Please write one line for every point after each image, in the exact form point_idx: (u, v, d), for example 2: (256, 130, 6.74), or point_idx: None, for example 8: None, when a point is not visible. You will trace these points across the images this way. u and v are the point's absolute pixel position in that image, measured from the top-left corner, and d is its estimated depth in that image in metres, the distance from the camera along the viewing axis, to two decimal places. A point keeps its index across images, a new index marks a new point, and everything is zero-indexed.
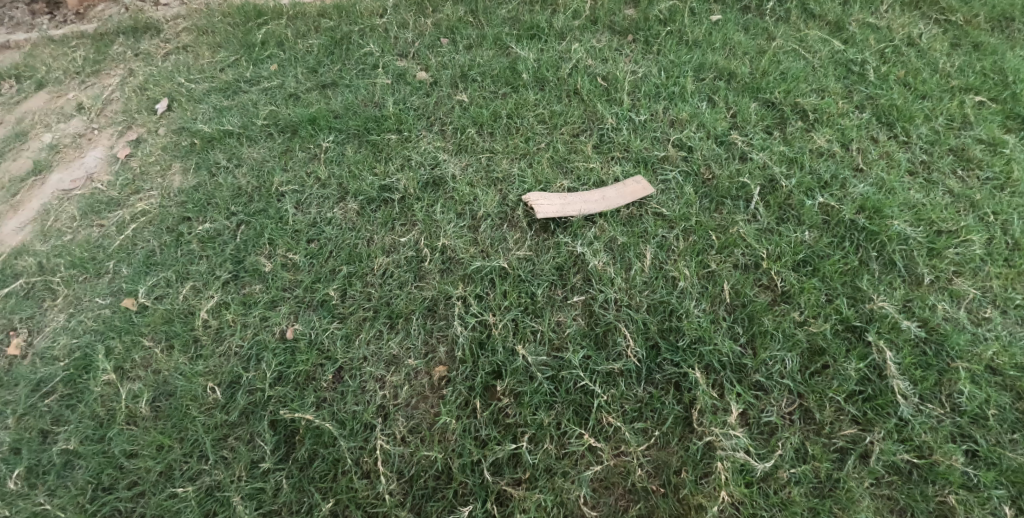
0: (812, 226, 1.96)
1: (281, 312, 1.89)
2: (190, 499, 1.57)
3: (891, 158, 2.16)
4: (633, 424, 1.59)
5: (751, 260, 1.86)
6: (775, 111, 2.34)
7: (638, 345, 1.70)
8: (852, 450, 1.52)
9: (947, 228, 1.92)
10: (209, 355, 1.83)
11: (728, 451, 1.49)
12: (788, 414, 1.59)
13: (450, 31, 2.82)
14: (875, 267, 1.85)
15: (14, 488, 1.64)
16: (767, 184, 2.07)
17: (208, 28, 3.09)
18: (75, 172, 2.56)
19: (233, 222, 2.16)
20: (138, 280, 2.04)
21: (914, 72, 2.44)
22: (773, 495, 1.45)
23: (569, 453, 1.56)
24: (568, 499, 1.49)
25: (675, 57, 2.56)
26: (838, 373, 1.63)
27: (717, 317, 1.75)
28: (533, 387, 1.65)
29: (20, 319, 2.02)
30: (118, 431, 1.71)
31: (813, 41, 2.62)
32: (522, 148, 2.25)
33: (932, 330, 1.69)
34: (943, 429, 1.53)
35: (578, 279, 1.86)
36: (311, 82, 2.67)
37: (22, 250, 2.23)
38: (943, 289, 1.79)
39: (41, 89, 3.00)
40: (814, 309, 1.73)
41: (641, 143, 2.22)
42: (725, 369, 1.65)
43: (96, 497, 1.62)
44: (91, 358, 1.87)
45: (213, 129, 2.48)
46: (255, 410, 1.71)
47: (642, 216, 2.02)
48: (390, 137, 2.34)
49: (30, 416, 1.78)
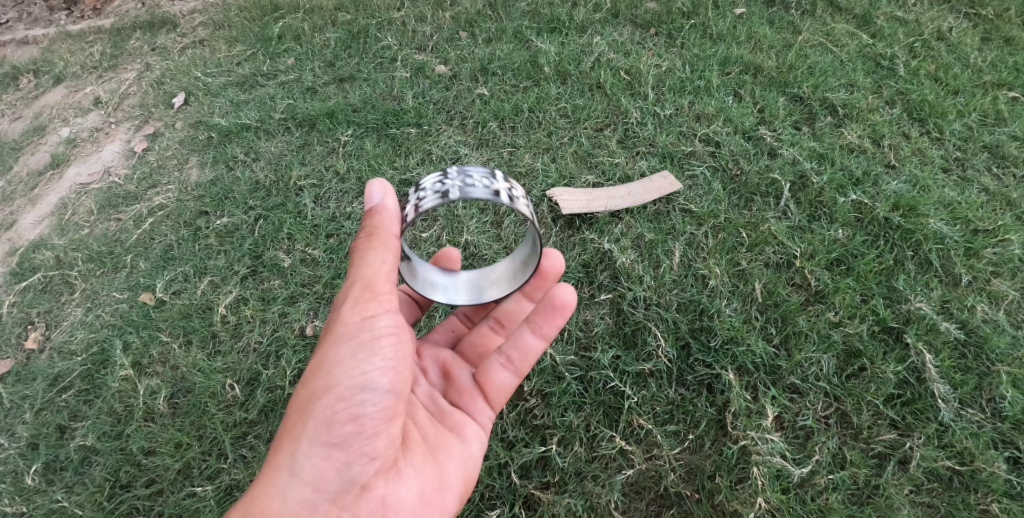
0: (845, 224, 1.89)
1: (301, 308, 1.86)
2: (209, 498, 1.55)
3: (924, 155, 2.08)
4: (665, 427, 1.54)
5: (783, 259, 1.80)
6: (803, 106, 2.27)
7: (668, 346, 1.65)
8: (891, 456, 1.46)
9: (984, 227, 1.85)
10: (228, 351, 1.80)
11: (765, 456, 1.42)
12: (824, 417, 1.54)
13: (468, 24, 2.76)
14: (911, 267, 1.77)
15: (33, 484, 1.64)
16: (797, 181, 2.01)
17: (225, 22, 3.06)
18: (93, 166, 2.56)
19: (252, 216, 2.13)
20: (156, 275, 2.03)
21: (944, 67, 2.35)
22: (811, 502, 1.40)
23: (599, 456, 1.52)
24: (598, 503, 1.45)
25: (699, 51, 2.49)
26: (876, 376, 1.56)
27: (749, 317, 1.69)
28: (561, 388, 1.61)
29: (38, 313, 2.02)
30: (136, 428, 1.69)
31: (840, 35, 2.54)
32: (544, 143, 2.21)
33: (971, 332, 1.62)
34: (985, 435, 1.47)
35: (605, 277, 1.82)
36: (328, 76, 2.63)
37: (40, 244, 2.23)
38: (981, 291, 1.73)
39: (59, 83, 2.99)
40: (850, 310, 1.67)
41: (666, 138, 2.17)
42: (758, 370, 1.60)
43: (114, 494, 1.61)
44: (108, 353, 1.85)
45: (231, 122, 2.45)
46: (274, 408, 1.69)
47: (669, 213, 1.97)
48: (410, 131, 2.31)
49: (48, 411, 1.77)
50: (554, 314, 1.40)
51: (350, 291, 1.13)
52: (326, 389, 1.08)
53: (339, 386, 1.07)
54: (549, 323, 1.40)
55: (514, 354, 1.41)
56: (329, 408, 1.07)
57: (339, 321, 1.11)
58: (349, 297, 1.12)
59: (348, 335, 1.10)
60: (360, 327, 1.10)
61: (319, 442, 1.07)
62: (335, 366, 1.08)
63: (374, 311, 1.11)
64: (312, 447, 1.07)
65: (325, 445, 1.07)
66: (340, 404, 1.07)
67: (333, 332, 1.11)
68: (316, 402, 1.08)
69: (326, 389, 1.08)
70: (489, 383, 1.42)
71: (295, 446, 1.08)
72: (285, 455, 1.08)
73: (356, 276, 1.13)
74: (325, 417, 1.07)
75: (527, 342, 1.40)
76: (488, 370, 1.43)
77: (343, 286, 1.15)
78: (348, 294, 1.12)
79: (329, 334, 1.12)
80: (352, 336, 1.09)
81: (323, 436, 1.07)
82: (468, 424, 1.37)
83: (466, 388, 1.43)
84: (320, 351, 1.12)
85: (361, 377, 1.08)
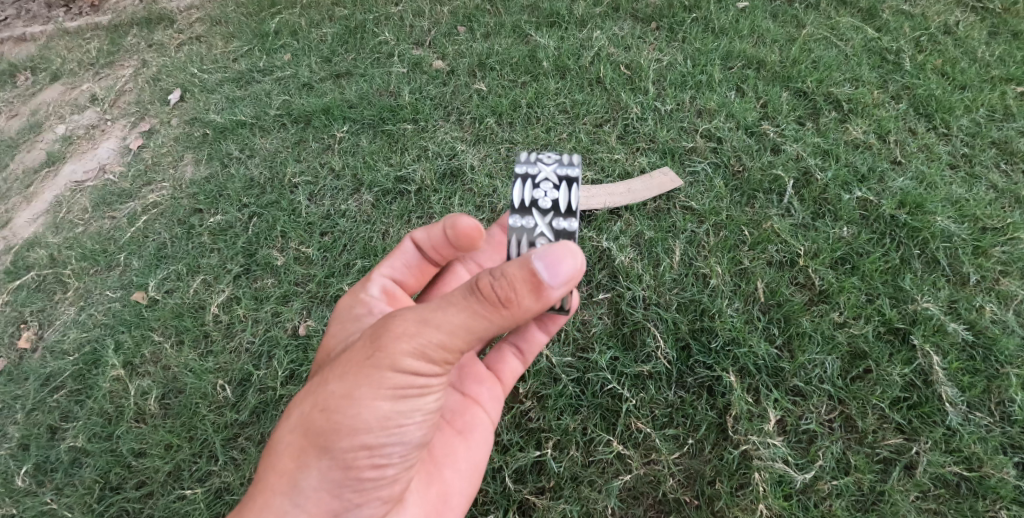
0: (849, 221, 1.84)
1: (294, 307, 1.83)
2: (199, 502, 1.52)
3: (931, 151, 2.03)
4: (664, 430, 1.51)
5: (786, 257, 1.76)
6: (807, 101, 2.22)
7: (668, 347, 1.61)
8: (896, 461, 1.43)
9: (992, 225, 1.80)
10: (220, 351, 1.77)
11: (766, 461, 1.39)
12: (828, 421, 1.50)
13: (467, 19, 2.72)
14: (918, 266, 1.73)
15: (23, 486, 1.62)
16: (801, 177, 1.96)
17: (222, 17, 3.03)
18: (89, 163, 2.53)
19: (246, 214, 2.11)
20: (149, 274, 2.00)
21: (951, 62, 2.30)
22: (813, 509, 1.36)
23: (596, 460, 1.49)
24: (595, 509, 1.42)
25: (701, 45, 2.44)
26: (882, 378, 1.52)
27: (751, 318, 1.65)
28: (557, 390, 1.58)
29: (30, 312, 2.00)
30: (127, 429, 1.67)
31: (845, 29, 2.49)
32: (543, 139, 2.17)
33: (979, 333, 1.58)
34: (993, 440, 1.43)
35: (604, 276, 1.78)
36: (324, 71, 2.60)
37: (34, 242, 2.20)
38: (990, 290, 1.68)
39: (55, 80, 2.97)
40: (855, 310, 1.63)
41: (667, 134, 2.13)
42: (760, 372, 1.56)
43: (104, 497, 1.59)
44: (100, 352, 1.83)
45: (226, 119, 2.42)
46: (266, 409, 1.66)
47: (670, 210, 1.93)
48: (406, 127, 2.27)
49: (39, 411, 1.75)
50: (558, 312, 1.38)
51: (416, 339, 0.97)
52: (354, 435, 0.98)
53: (371, 439, 0.99)
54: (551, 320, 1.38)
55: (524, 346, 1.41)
56: (352, 454, 0.99)
57: (384, 365, 0.97)
58: (406, 346, 0.97)
59: (392, 386, 0.98)
60: (406, 378, 0.98)
61: (333, 483, 1.01)
62: (368, 413, 0.98)
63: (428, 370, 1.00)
64: (326, 485, 1.01)
65: (340, 485, 1.01)
66: (367, 453, 1.00)
67: (373, 375, 0.97)
68: (339, 444, 0.98)
69: (352, 434, 0.98)
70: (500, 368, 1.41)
71: (304, 476, 0.99)
72: (290, 486, 0.99)
73: (428, 327, 0.97)
74: (346, 461, 0.99)
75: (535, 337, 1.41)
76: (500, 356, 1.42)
77: (399, 322, 0.98)
78: (410, 341, 0.97)
79: (365, 371, 0.98)
80: (394, 389, 0.98)
81: (338, 476, 1.00)
82: (477, 423, 1.34)
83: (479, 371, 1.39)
84: (348, 383, 0.99)
85: (393, 429, 1.01)
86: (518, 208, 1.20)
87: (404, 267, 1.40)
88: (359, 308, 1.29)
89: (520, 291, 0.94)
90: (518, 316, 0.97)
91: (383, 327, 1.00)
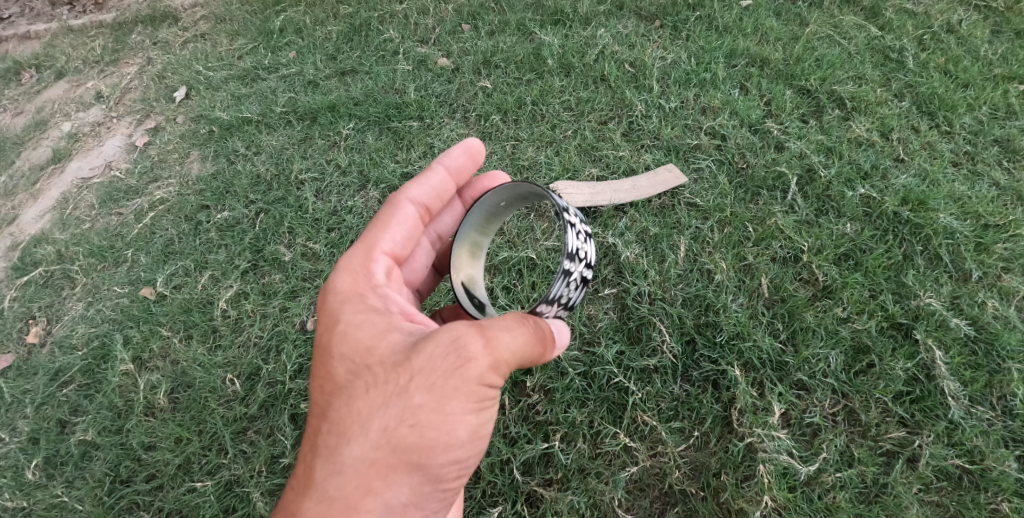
0: (853, 218, 1.86)
1: (302, 302, 1.84)
2: (209, 494, 1.54)
3: (933, 149, 2.04)
4: (669, 423, 1.52)
5: (790, 253, 1.77)
6: (810, 99, 2.24)
7: (673, 341, 1.63)
8: (900, 454, 1.44)
9: (995, 222, 1.81)
10: (229, 345, 1.79)
11: (771, 454, 1.40)
12: (832, 415, 1.52)
13: (471, 17, 2.73)
14: (921, 262, 1.74)
15: (34, 479, 1.63)
16: (805, 174, 1.97)
17: (227, 15, 3.04)
18: (95, 160, 2.55)
19: (253, 210, 2.12)
20: (156, 269, 2.01)
21: (954, 60, 2.31)
22: (818, 501, 1.38)
23: (602, 453, 1.50)
24: (601, 501, 1.43)
25: (705, 43, 2.45)
26: (885, 373, 1.54)
27: (756, 313, 1.67)
28: (564, 384, 1.59)
29: (38, 307, 2.01)
30: (136, 423, 1.69)
31: (848, 27, 2.50)
32: (548, 136, 2.18)
33: (981, 328, 1.59)
34: (995, 433, 1.44)
35: (609, 271, 1.80)
36: (330, 69, 2.61)
37: (41, 238, 2.22)
38: (992, 286, 1.69)
39: (61, 78, 2.98)
40: (858, 305, 1.64)
41: (671, 131, 2.14)
42: (765, 366, 1.57)
43: (114, 489, 1.60)
44: (109, 347, 1.85)
45: (231, 116, 2.43)
46: (274, 403, 1.67)
47: (675, 207, 1.94)
48: (412, 124, 2.29)
49: (49, 405, 1.76)
50: None
51: (496, 359, 1.01)
52: (445, 449, 1.01)
53: (458, 451, 1.03)
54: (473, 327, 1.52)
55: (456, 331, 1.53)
56: (441, 466, 1.02)
57: (472, 380, 1.00)
58: (489, 364, 1.00)
59: (474, 400, 1.02)
60: (487, 390, 1.03)
61: (420, 495, 1.02)
62: (458, 427, 1.01)
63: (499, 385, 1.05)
64: (413, 498, 1.01)
65: (425, 496, 1.03)
66: (454, 465, 1.04)
67: (464, 391, 0.99)
68: (432, 458, 1.00)
69: (445, 448, 1.01)
70: None
71: (391, 491, 0.99)
72: (382, 506, 0.98)
73: (500, 342, 1.01)
74: (435, 473, 1.02)
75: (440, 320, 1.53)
76: None
77: (479, 341, 1.00)
78: (491, 357, 1.00)
79: (454, 385, 0.99)
80: (477, 405, 1.03)
81: (425, 487, 1.02)
82: None
83: None
84: (438, 398, 0.99)
85: (475, 440, 1.05)
86: (548, 297, 1.23)
87: (402, 237, 1.30)
88: (373, 298, 1.15)
89: (547, 342, 1.09)
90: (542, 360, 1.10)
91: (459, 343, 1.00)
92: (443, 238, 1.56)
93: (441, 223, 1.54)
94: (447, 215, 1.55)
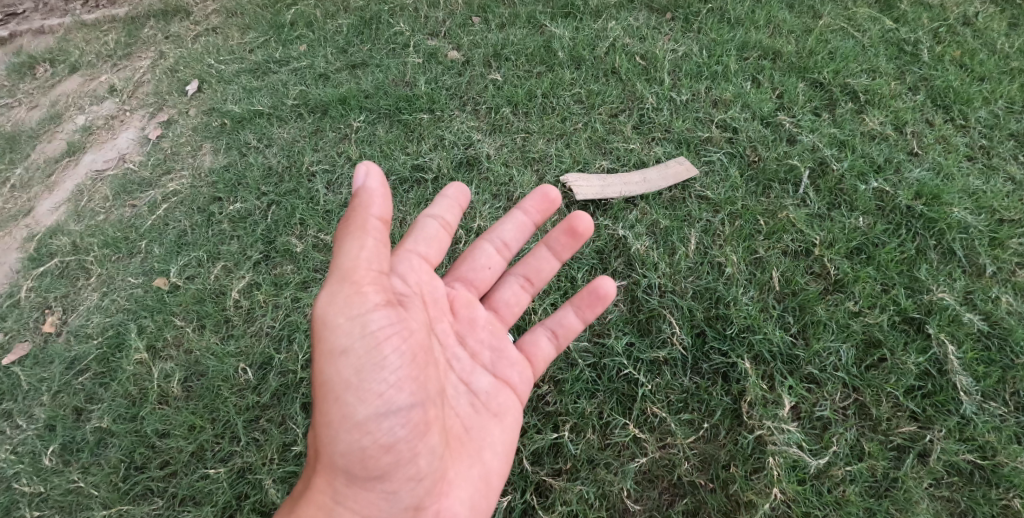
0: (866, 212, 1.84)
1: (313, 293, 1.86)
2: (222, 480, 1.56)
3: (948, 143, 2.02)
4: (679, 415, 1.53)
5: (802, 247, 1.76)
6: (823, 92, 2.22)
7: (683, 333, 1.63)
8: (910, 449, 1.43)
9: (1009, 217, 1.79)
10: (241, 335, 1.81)
11: (781, 446, 1.41)
12: (842, 408, 1.51)
13: (482, 10, 2.72)
14: (934, 257, 1.73)
15: (50, 465, 1.66)
16: (817, 167, 1.96)
17: (238, 9, 3.05)
18: (109, 153, 2.57)
19: (265, 202, 2.14)
20: (170, 260, 2.03)
21: (970, 53, 2.28)
22: (827, 494, 1.38)
23: (612, 443, 1.51)
24: (610, 491, 1.44)
25: (717, 35, 2.43)
26: (896, 367, 1.53)
27: (767, 306, 1.66)
28: (574, 375, 1.60)
29: (54, 297, 2.04)
30: (150, 411, 1.71)
31: (862, 20, 2.47)
32: (559, 128, 2.18)
33: (995, 324, 1.58)
34: (1007, 429, 1.43)
35: (620, 264, 1.80)
36: (340, 62, 2.62)
37: (57, 229, 2.25)
38: (1006, 281, 1.67)
39: (75, 72, 3.01)
40: (870, 300, 1.63)
41: (683, 124, 2.13)
42: (775, 359, 1.57)
43: (129, 476, 1.63)
44: (123, 336, 1.87)
45: (243, 109, 2.45)
46: (287, 392, 1.70)
47: (685, 200, 1.94)
48: (422, 117, 2.29)
49: (65, 393, 1.79)
50: (596, 304, 1.48)
51: (337, 292, 1.06)
52: (345, 422, 1.06)
53: (359, 407, 1.06)
54: (590, 310, 1.48)
55: (555, 328, 1.48)
56: (356, 442, 1.07)
57: (332, 344, 1.06)
58: (331, 323, 1.06)
59: (344, 345, 1.06)
60: (355, 347, 1.06)
61: (354, 462, 1.07)
62: (348, 396, 1.06)
63: (360, 317, 1.06)
64: (343, 464, 1.08)
65: (361, 464, 1.08)
66: (367, 434, 1.07)
67: (328, 357, 1.07)
68: (339, 434, 1.07)
69: (343, 422, 1.07)
70: (532, 354, 1.45)
71: (326, 469, 1.10)
72: (330, 472, 1.10)
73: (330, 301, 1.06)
74: (356, 448, 1.07)
75: (569, 319, 1.48)
76: (530, 341, 1.46)
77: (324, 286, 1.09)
78: (331, 318, 1.06)
79: (324, 357, 1.07)
80: (349, 352, 1.06)
81: (355, 466, 1.08)
82: (509, 405, 1.36)
83: (515, 359, 1.41)
84: (320, 373, 1.08)
85: (376, 405, 1.06)
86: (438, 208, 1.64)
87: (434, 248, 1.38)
88: None
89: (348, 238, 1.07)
90: (345, 272, 1.06)
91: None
92: (508, 245, 1.57)
93: (503, 231, 1.57)
94: (509, 222, 1.57)
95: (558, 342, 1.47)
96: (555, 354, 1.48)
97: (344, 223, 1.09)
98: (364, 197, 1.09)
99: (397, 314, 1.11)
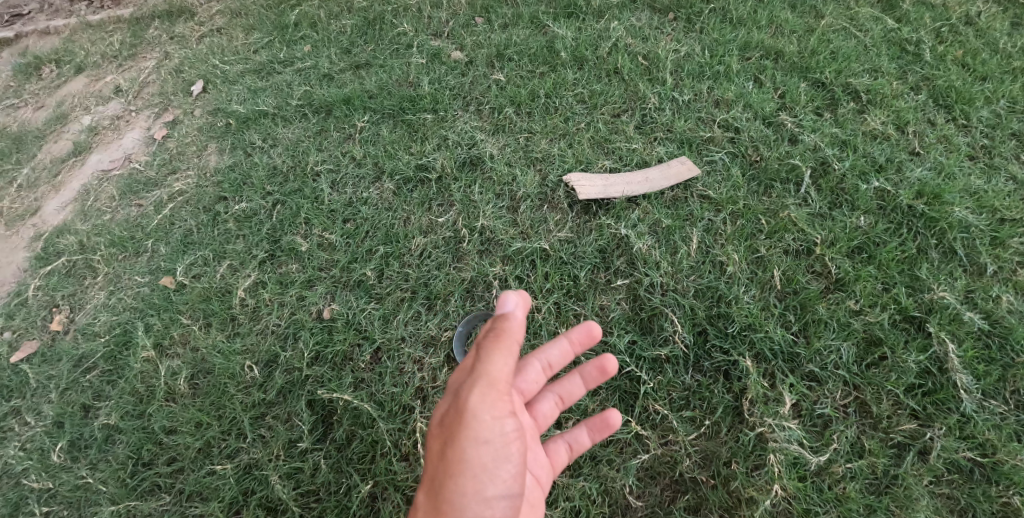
0: (867, 211, 1.85)
1: (318, 291, 1.88)
2: (228, 477, 1.58)
3: (950, 142, 2.02)
4: (681, 412, 1.54)
5: (803, 246, 1.77)
6: (825, 92, 2.23)
7: (685, 331, 1.64)
8: (911, 446, 1.44)
9: (1010, 216, 1.80)
10: (247, 333, 1.83)
11: (782, 443, 1.42)
12: (843, 406, 1.52)
13: (484, 10, 2.74)
14: (935, 256, 1.73)
15: (58, 461, 1.68)
16: (818, 167, 1.97)
17: (242, 10, 3.08)
18: (115, 153, 2.60)
19: (269, 202, 2.16)
20: (176, 259, 2.05)
21: (972, 53, 2.28)
22: (827, 490, 1.39)
23: (615, 440, 1.53)
24: (613, 488, 1.46)
25: (719, 36, 2.44)
26: (897, 365, 1.54)
27: (768, 305, 1.67)
28: None
29: (61, 296, 2.06)
30: (157, 408, 1.73)
31: (864, 19, 2.47)
32: (561, 128, 2.19)
33: (995, 322, 1.59)
34: (1007, 427, 1.44)
35: (622, 263, 1.81)
36: (344, 62, 2.63)
37: (64, 229, 2.27)
38: (1007, 280, 1.68)
39: (80, 73, 3.04)
40: (871, 298, 1.64)
41: (685, 123, 2.14)
42: (777, 357, 1.58)
43: (136, 472, 1.65)
44: (130, 335, 1.89)
45: (248, 109, 2.47)
46: (292, 389, 1.71)
47: (687, 199, 1.95)
48: (426, 117, 2.31)
49: (73, 391, 1.81)
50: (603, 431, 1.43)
51: (484, 397, 1.16)
52: (471, 503, 1.12)
53: (490, 487, 1.14)
54: (595, 435, 1.44)
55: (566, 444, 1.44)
56: None
57: (475, 431, 1.14)
58: (481, 414, 1.15)
59: (486, 437, 1.15)
60: (497, 435, 1.16)
61: None
62: (483, 477, 1.14)
63: (502, 418, 1.18)
64: None
65: None
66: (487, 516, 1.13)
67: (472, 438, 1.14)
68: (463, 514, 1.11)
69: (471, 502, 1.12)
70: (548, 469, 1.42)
71: None
72: None
73: (483, 395, 1.16)
74: None
75: (581, 441, 1.44)
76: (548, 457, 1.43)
77: (468, 385, 1.18)
78: (484, 408, 1.15)
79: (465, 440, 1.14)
80: (490, 442, 1.16)
81: None
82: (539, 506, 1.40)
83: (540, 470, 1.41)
84: (455, 455, 1.13)
85: (499, 489, 1.15)
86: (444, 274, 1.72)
87: None
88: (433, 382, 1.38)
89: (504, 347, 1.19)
90: (492, 376, 1.18)
91: (450, 384, 1.27)
92: (551, 366, 1.48)
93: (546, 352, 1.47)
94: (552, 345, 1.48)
95: (562, 463, 1.42)
96: (558, 473, 1.43)
97: (494, 335, 1.21)
98: (510, 320, 1.23)
99: (517, 417, 1.25)
